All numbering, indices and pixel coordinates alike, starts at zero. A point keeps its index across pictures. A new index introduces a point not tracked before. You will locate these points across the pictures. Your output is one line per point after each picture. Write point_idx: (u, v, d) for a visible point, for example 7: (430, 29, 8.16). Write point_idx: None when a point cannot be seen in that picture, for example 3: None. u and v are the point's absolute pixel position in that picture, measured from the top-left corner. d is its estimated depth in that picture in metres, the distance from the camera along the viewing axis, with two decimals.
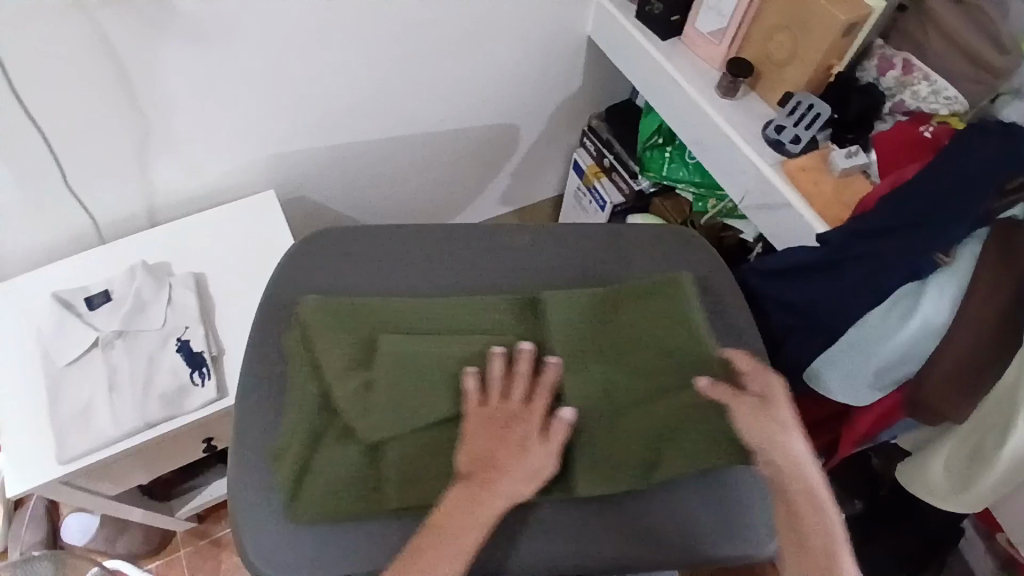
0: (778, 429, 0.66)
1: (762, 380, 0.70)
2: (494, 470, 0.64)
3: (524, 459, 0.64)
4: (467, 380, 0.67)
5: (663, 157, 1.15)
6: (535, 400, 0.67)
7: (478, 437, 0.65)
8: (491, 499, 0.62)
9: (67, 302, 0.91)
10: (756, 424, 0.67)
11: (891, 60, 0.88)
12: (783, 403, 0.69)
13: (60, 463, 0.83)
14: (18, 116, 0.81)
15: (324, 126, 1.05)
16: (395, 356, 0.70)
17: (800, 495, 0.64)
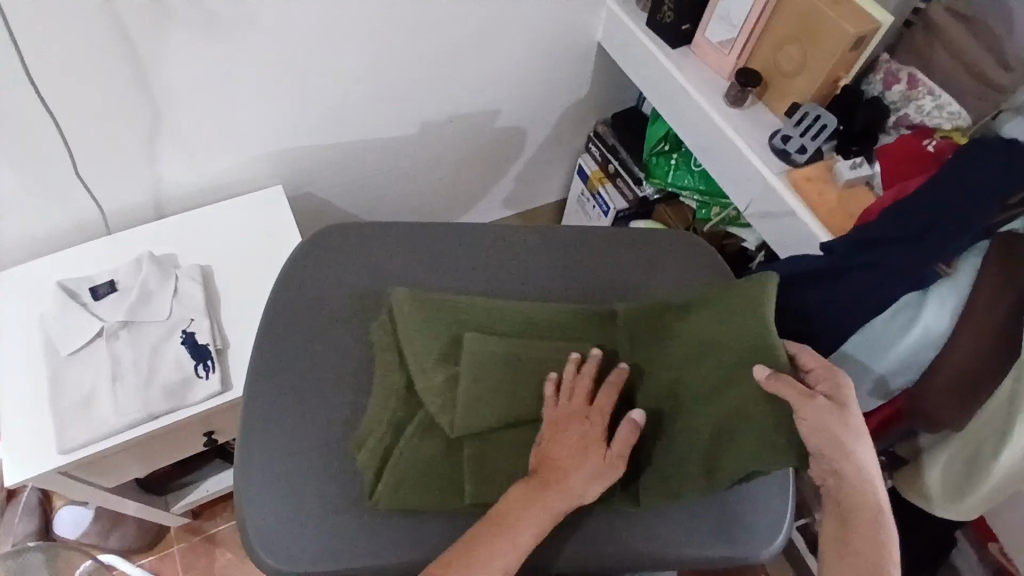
0: (844, 437, 0.62)
1: (831, 379, 0.65)
2: (562, 469, 0.63)
3: (586, 459, 0.63)
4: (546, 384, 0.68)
5: (668, 164, 1.16)
6: (600, 400, 0.67)
7: (554, 438, 0.65)
8: (558, 498, 0.62)
9: (72, 291, 0.90)
10: (824, 431, 0.62)
11: (897, 74, 0.89)
12: (851, 406, 0.64)
13: (60, 453, 0.82)
14: (29, 102, 0.81)
15: (335, 124, 1.05)
16: (484, 355, 0.72)
17: (864, 509, 0.61)
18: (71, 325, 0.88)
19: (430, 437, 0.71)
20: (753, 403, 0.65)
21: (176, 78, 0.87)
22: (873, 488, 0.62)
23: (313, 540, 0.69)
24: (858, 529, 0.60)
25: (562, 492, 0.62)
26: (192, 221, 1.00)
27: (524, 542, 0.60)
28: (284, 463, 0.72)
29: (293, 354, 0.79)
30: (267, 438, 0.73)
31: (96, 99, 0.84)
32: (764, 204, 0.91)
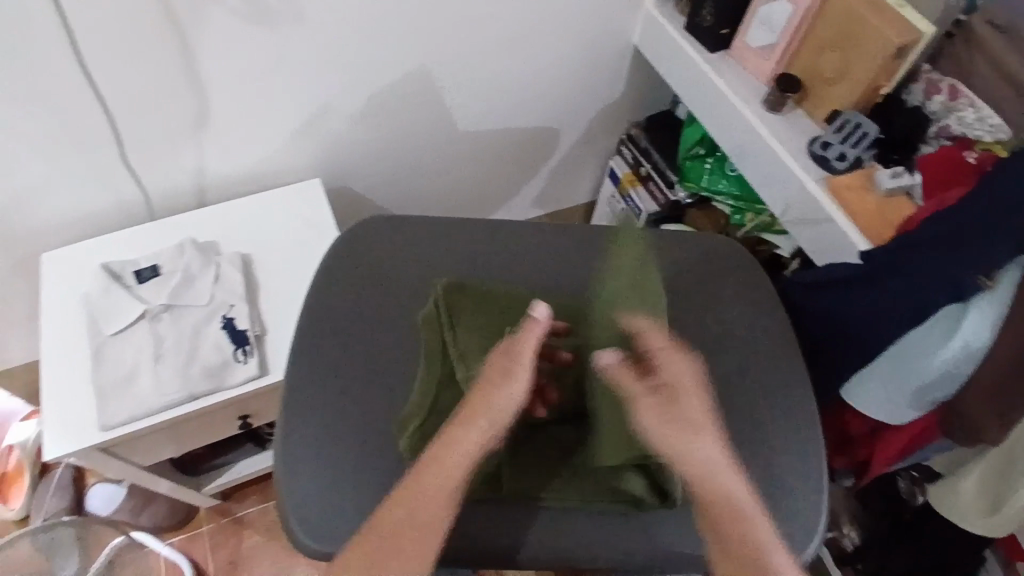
0: (684, 431, 0.62)
1: (680, 359, 0.65)
2: (461, 421, 0.66)
3: (496, 388, 0.66)
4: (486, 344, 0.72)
5: (703, 168, 1.16)
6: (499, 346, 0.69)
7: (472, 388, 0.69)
8: (458, 457, 0.64)
9: (117, 274, 0.93)
10: (671, 417, 0.63)
11: (938, 85, 0.89)
12: (690, 385, 0.64)
13: (102, 429, 0.85)
14: (81, 86, 0.83)
15: (375, 118, 1.07)
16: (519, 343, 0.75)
17: (717, 496, 0.61)
18: (114, 306, 0.90)
19: None
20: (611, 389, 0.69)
21: (222, 67, 0.89)
22: (729, 474, 0.61)
23: (353, 521, 0.72)
24: (722, 516, 0.60)
25: (484, 420, 0.65)
26: (233, 209, 1.02)
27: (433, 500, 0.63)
28: (324, 448, 0.75)
29: (335, 340, 0.81)
30: (306, 425, 0.76)
31: (145, 86, 0.87)
32: (801, 211, 0.92)
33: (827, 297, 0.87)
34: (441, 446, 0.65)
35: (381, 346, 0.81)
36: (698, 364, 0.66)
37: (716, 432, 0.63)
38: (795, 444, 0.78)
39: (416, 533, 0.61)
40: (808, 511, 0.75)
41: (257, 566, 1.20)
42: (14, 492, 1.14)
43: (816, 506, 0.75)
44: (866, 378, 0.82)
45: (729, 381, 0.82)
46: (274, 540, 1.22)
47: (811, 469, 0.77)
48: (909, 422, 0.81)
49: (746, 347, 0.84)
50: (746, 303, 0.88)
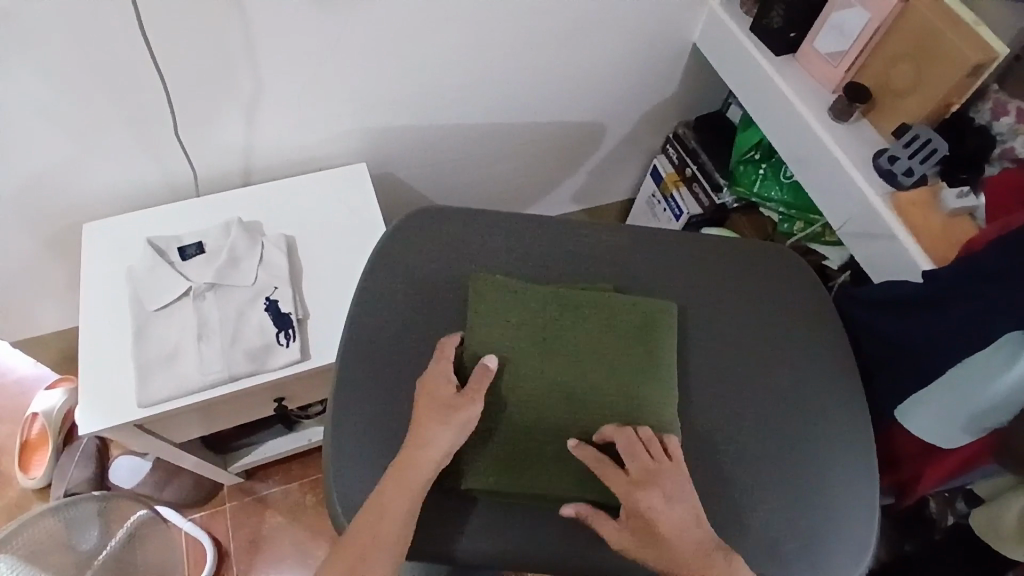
0: (661, 549, 0.64)
1: (637, 475, 0.66)
2: (413, 449, 0.67)
3: (445, 411, 0.69)
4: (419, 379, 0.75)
5: (756, 174, 1.14)
6: (438, 366, 0.72)
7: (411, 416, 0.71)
8: (410, 480, 0.66)
9: (161, 249, 0.92)
10: (640, 537, 0.65)
11: (1006, 106, 0.85)
12: (642, 500, 0.65)
13: (139, 406, 0.84)
14: (137, 59, 0.81)
15: (428, 108, 1.06)
16: (533, 348, 0.75)
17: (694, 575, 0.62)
18: (158, 282, 0.90)
19: (496, 430, 0.72)
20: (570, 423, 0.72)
21: (279, 49, 0.87)
22: (705, 554, 0.63)
23: None
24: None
25: (410, 476, 0.66)
26: (279, 189, 1.01)
27: (399, 513, 0.65)
28: (372, 440, 0.74)
29: (388, 329, 0.80)
30: (354, 414, 0.75)
31: (202, 63, 0.85)
32: (861, 225, 0.91)
33: (887, 314, 0.84)
34: (393, 475, 0.66)
35: (432, 339, 0.80)
36: (673, 482, 0.66)
37: (676, 531, 0.63)
38: (851, 459, 0.76)
39: (377, 546, 0.63)
40: (861, 533, 0.74)
41: (278, 547, 1.19)
42: (37, 461, 1.16)
43: (869, 526, 0.74)
44: (920, 403, 0.79)
45: (787, 395, 0.79)
46: (296, 522, 1.21)
47: (864, 487, 0.76)
48: (958, 448, 0.80)
49: (802, 360, 0.82)
50: (806, 312, 0.85)
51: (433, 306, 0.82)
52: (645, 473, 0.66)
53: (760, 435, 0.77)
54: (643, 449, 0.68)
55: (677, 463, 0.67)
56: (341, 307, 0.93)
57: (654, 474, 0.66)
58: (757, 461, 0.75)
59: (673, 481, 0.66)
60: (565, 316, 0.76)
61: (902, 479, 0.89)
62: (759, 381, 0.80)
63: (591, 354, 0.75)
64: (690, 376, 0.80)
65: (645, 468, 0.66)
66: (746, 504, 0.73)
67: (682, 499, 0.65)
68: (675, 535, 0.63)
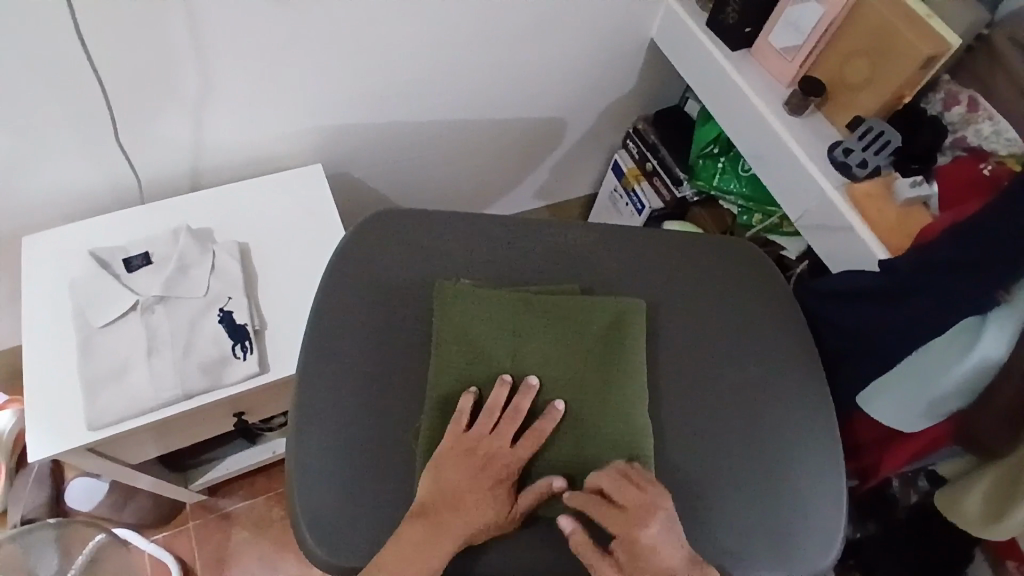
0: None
1: (624, 518, 0.65)
2: (441, 522, 0.65)
3: (485, 474, 0.68)
4: (465, 398, 0.71)
5: (715, 168, 1.15)
6: (523, 445, 0.69)
7: (449, 461, 0.68)
8: (431, 554, 0.64)
9: (105, 262, 0.88)
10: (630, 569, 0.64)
11: (957, 96, 0.88)
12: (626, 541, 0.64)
13: (90, 428, 0.80)
14: (76, 56, 0.77)
15: (382, 105, 1.04)
16: (500, 353, 0.74)
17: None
18: (103, 298, 0.86)
19: None
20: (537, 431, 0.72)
21: (227, 44, 0.84)
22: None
23: (370, 531, 0.69)
24: None
25: (429, 538, 0.64)
26: (231, 194, 0.98)
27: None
28: (335, 453, 0.72)
29: (350, 339, 0.78)
30: (317, 429, 0.73)
31: (148, 59, 0.81)
32: (820, 217, 0.92)
33: (845, 305, 0.85)
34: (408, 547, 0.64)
35: (394, 346, 0.78)
36: (666, 510, 0.65)
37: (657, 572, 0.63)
38: (818, 449, 0.77)
39: None
40: (829, 525, 0.73)
41: (244, 563, 1.16)
42: None
43: (837, 516, 0.74)
44: (882, 390, 0.80)
45: (755, 389, 0.79)
46: (262, 536, 1.18)
47: (830, 476, 0.76)
48: (920, 431, 0.81)
49: (767, 353, 0.81)
50: (771, 303, 0.85)
51: (397, 313, 0.80)
52: (637, 509, 0.65)
53: (728, 431, 0.76)
54: (632, 485, 0.67)
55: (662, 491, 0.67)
56: (301, 315, 0.90)
57: (643, 507, 0.65)
58: (725, 456, 0.75)
59: (666, 509, 0.65)
60: (533, 321, 0.75)
61: (865, 465, 0.90)
62: (727, 376, 0.79)
63: (558, 358, 0.74)
64: (658, 374, 0.79)
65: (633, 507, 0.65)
66: (717, 501, 0.73)
67: (668, 541, 0.64)
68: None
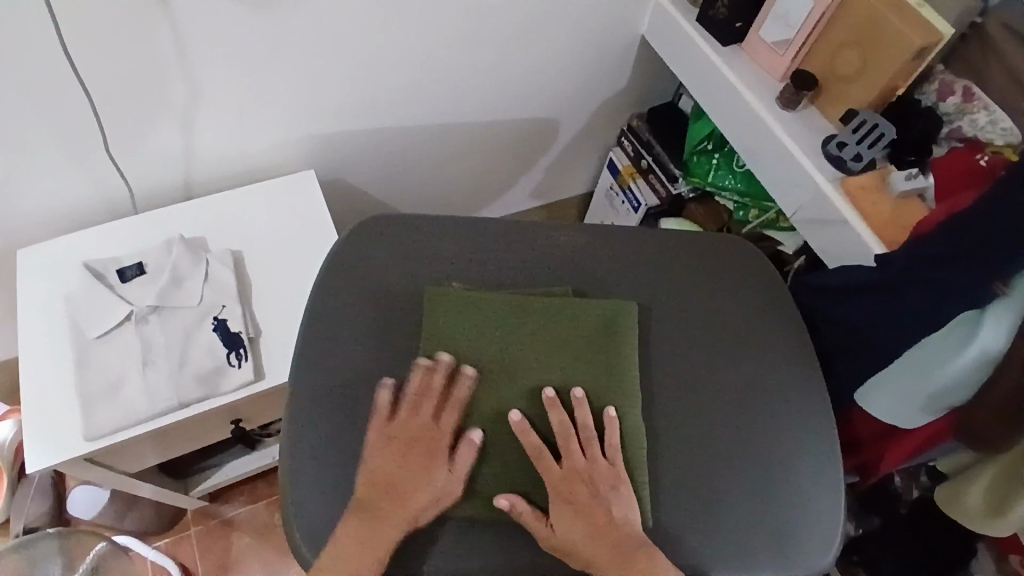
0: (584, 534, 0.67)
1: (572, 475, 0.69)
2: (380, 514, 0.67)
3: (410, 463, 0.70)
4: (381, 392, 0.73)
5: (710, 164, 1.14)
6: (444, 420, 0.71)
7: (380, 447, 0.70)
8: (377, 542, 0.66)
9: (98, 273, 0.89)
10: (567, 529, 0.67)
11: (951, 86, 0.87)
12: (579, 509, 0.68)
13: (87, 439, 0.80)
14: (65, 72, 0.78)
15: (373, 110, 1.03)
16: (491, 362, 0.74)
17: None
18: (98, 308, 0.86)
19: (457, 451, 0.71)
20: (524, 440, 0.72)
21: (213, 53, 0.83)
22: (637, 558, 0.66)
23: None
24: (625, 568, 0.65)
25: (372, 529, 0.66)
26: (223, 202, 0.98)
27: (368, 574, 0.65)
28: (329, 460, 0.72)
29: (342, 346, 0.78)
30: (311, 437, 0.73)
31: (137, 71, 0.81)
32: (815, 211, 0.91)
33: (841, 299, 0.84)
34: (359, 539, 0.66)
35: (387, 352, 0.78)
36: (608, 476, 0.69)
37: (611, 540, 0.66)
38: (817, 446, 0.76)
39: None
40: (828, 522, 0.73)
41: (247, 569, 1.16)
42: None
43: (835, 512, 0.73)
44: (880, 385, 0.79)
45: (752, 387, 0.78)
46: (264, 543, 1.18)
47: (828, 473, 0.75)
48: (921, 426, 0.80)
49: (764, 350, 0.81)
50: (767, 300, 0.84)
51: (389, 319, 0.80)
52: (577, 471, 0.69)
53: (725, 429, 0.76)
54: (574, 443, 0.70)
55: (613, 465, 0.70)
56: (294, 323, 0.90)
57: (585, 472, 0.69)
58: (722, 455, 0.74)
59: (607, 474, 0.69)
60: (524, 328, 0.75)
61: (865, 461, 0.89)
62: (723, 375, 0.79)
63: (549, 368, 0.74)
64: (653, 374, 0.79)
65: (576, 468, 0.69)
66: (714, 500, 0.72)
67: (619, 501, 0.68)
68: (611, 547, 0.66)
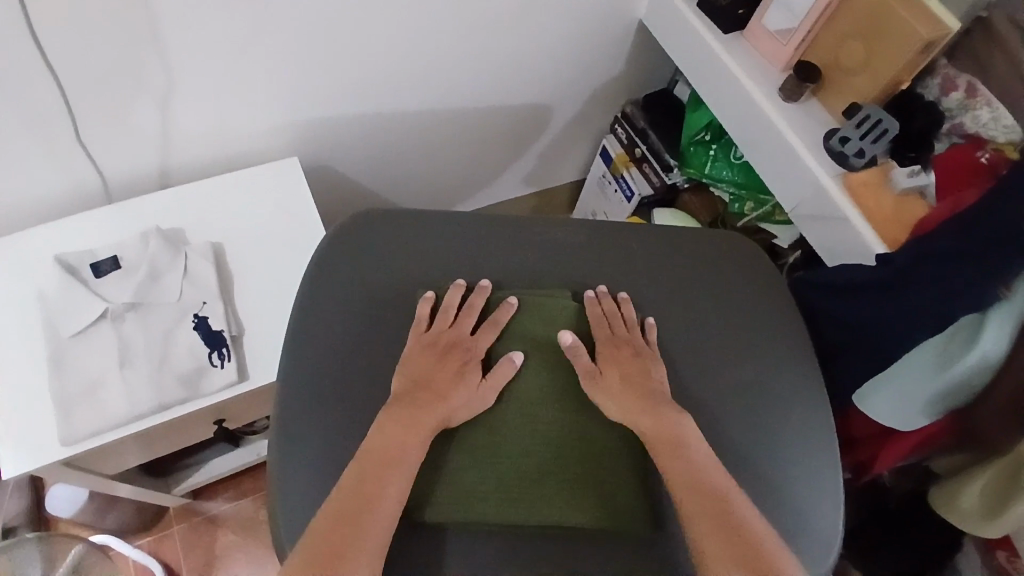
0: (630, 378, 0.72)
1: (616, 340, 0.75)
2: (413, 408, 0.68)
3: (447, 368, 0.72)
4: (422, 303, 0.75)
5: (707, 155, 1.12)
6: (480, 334, 0.74)
7: (418, 355, 0.73)
8: (410, 435, 0.67)
9: (72, 267, 0.84)
10: (613, 376, 0.72)
11: (954, 81, 0.84)
12: (621, 361, 0.73)
13: (63, 444, 0.77)
14: (29, 61, 0.72)
15: (360, 96, 0.99)
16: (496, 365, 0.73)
17: (676, 447, 0.67)
18: (71, 305, 0.82)
19: (456, 453, 0.69)
20: (525, 439, 0.70)
21: (190, 37, 0.79)
22: (666, 410, 0.70)
23: None
24: (665, 421, 0.69)
25: (409, 422, 0.68)
26: (204, 192, 0.93)
27: (376, 541, 0.61)
28: (318, 467, 0.69)
29: (330, 348, 0.75)
30: (301, 439, 0.70)
31: (106, 60, 0.76)
32: (815, 207, 0.89)
33: (841, 298, 0.83)
34: (351, 510, 0.62)
35: (376, 353, 0.75)
36: (654, 353, 0.76)
37: (642, 390, 0.71)
38: (819, 448, 0.75)
39: (381, 517, 0.62)
40: (828, 523, 0.72)
41: (232, 566, 1.14)
42: None
43: (836, 516, 0.73)
44: (881, 385, 0.78)
45: (752, 389, 0.77)
46: (250, 540, 1.16)
47: (829, 477, 0.74)
48: (919, 428, 0.80)
49: (765, 352, 0.79)
50: (768, 299, 0.82)
51: (381, 322, 0.77)
52: (623, 340, 0.75)
53: (725, 432, 0.74)
54: (618, 321, 0.77)
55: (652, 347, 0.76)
56: (280, 320, 0.87)
57: (630, 341, 0.75)
58: (723, 459, 0.73)
59: (653, 352, 0.76)
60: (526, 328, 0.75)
61: (862, 459, 0.89)
62: (722, 378, 0.77)
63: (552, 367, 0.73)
64: None
65: (623, 336, 0.76)
66: None
67: (657, 368, 0.74)
68: (643, 396, 0.71)
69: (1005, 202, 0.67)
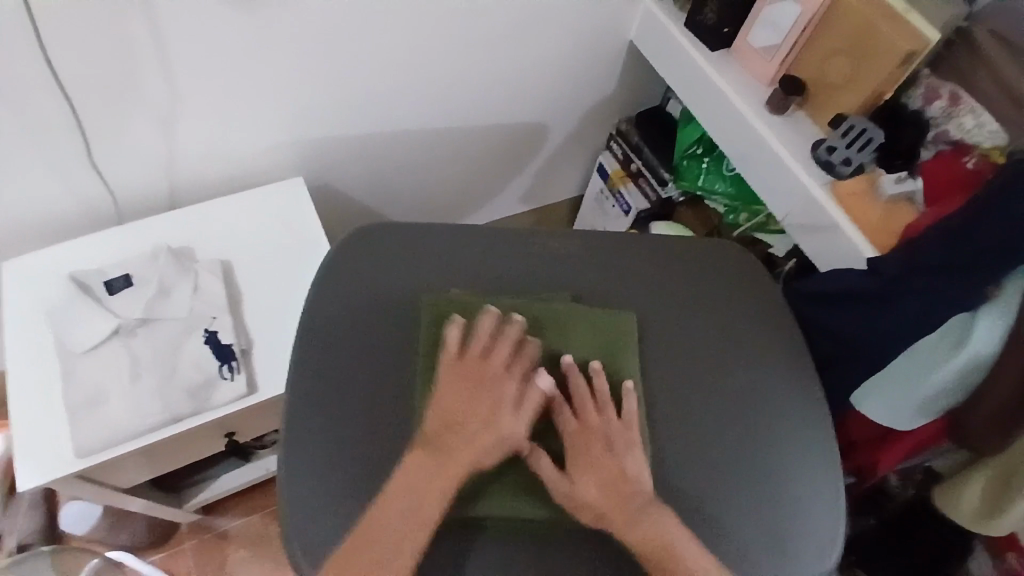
0: (602, 471, 0.67)
1: (587, 430, 0.70)
2: (444, 458, 0.66)
3: (474, 404, 0.69)
4: (451, 328, 0.72)
5: (699, 167, 1.15)
6: (514, 374, 0.70)
7: (447, 391, 0.69)
8: (441, 483, 0.66)
9: (84, 285, 0.87)
10: (582, 471, 0.67)
11: (938, 90, 0.87)
12: (591, 464, 0.68)
13: (76, 456, 0.79)
14: (43, 82, 0.76)
15: (360, 113, 1.02)
16: None
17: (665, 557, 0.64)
18: (83, 322, 0.85)
19: None
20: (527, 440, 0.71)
21: (196, 57, 0.82)
22: (645, 514, 0.66)
23: None
24: (645, 530, 0.65)
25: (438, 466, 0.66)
26: (211, 211, 0.96)
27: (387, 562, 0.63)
28: (325, 474, 0.71)
29: (335, 358, 0.77)
30: (308, 448, 0.72)
31: (116, 80, 0.80)
32: (806, 216, 0.92)
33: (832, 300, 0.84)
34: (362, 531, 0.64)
35: (379, 363, 0.77)
36: (629, 436, 0.70)
37: (620, 492, 0.66)
38: (815, 449, 0.76)
39: (395, 540, 0.63)
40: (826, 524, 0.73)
41: None
42: None
43: (833, 515, 0.74)
44: (873, 390, 0.79)
45: (749, 391, 0.79)
46: (259, 555, 1.17)
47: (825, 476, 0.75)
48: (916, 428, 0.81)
49: (759, 355, 0.81)
50: (761, 304, 0.84)
51: (384, 332, 0.79)
52: (591, 430, 0.70)
53: (722, 433, 0.76)
54: (588, 405, 0.71)
55: (628, 427, 0.70)
56: (286, 332, 0.89)
57: (602, 428, 0.70)
58: (722, 459, 0.74)
59: (629, 434, 0.70)
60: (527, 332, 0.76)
61: (861, 463, 0.90)
62: (719, 381, 0.79)
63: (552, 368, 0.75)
64: (651, 381, 0.78)
65: (592, 424, 0.70)
66: (715, 502, 0.72)
67: (634, 460, 0.68)
68: (622, 499, 0.66)
69: (985, 203, 0.69)
